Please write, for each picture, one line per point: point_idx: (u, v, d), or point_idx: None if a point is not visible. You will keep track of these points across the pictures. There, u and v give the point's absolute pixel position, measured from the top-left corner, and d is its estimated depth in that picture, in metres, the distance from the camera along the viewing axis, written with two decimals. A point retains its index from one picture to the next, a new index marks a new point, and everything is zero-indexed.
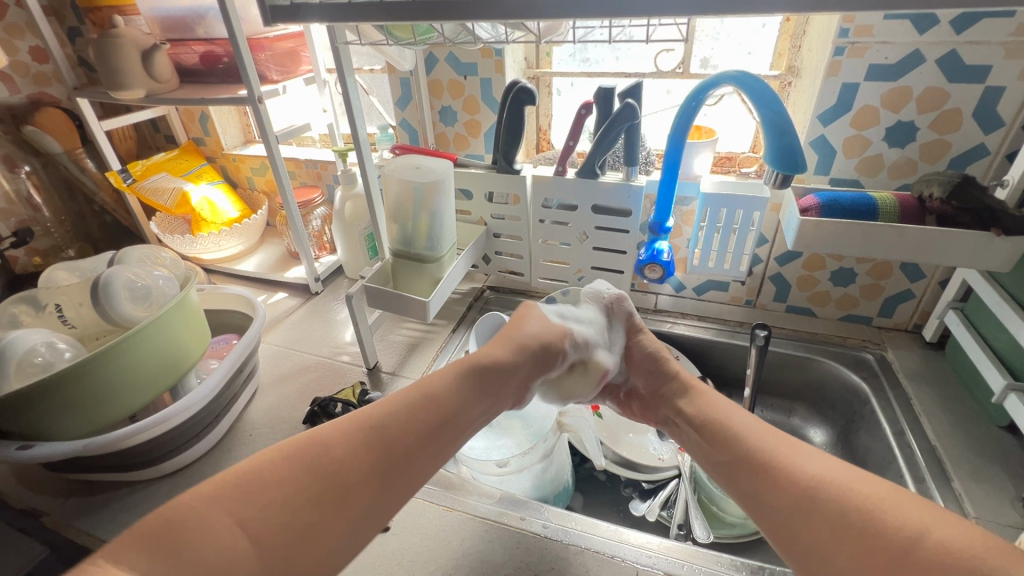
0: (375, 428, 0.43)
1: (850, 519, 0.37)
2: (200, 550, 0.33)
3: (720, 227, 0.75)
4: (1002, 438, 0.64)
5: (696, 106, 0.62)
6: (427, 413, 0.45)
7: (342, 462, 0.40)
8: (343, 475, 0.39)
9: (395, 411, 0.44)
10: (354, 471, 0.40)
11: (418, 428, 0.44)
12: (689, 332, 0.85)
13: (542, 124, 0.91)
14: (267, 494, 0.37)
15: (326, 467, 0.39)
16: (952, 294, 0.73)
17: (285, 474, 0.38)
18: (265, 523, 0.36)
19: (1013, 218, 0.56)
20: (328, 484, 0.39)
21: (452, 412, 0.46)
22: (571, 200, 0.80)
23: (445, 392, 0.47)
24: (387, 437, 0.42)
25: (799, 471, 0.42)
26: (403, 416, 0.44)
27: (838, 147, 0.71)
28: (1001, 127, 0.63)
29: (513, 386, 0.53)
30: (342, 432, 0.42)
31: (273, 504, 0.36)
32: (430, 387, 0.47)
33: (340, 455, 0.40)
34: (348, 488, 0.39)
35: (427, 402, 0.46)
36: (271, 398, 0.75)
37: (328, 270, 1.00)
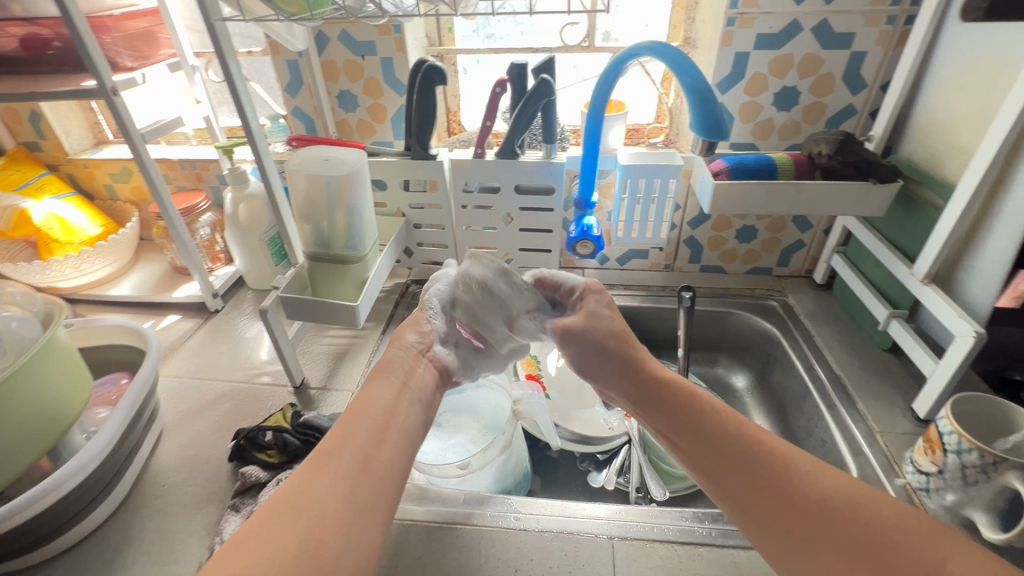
0: (331, 452, 0.39)
1: (870, 539, 0.36)
2: None
3: (640, 198, 0.77)
4: (887, 358, 0.74)
5: (614, 78, 0.62)
6: (380, 420, 0.42)
7: (312, 494, 0.37)
8: (321, 506, 0.36)
9: (347, 431, 0.41)
10: (328, 491, 0.37)
11: (376, 435, 0.41)
12: (618, 302, 0.87)
13: (450, 105, 0.87)
14: (250, 559, 0.32)
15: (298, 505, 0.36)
16: (835, 240, 0.82)
17: (259, 533, 0.34)
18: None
19: (885, 168, 0.65)
20: (309, 523, 0.35)
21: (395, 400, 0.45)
22: (493, 183, 0.78)
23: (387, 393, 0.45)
24: (345, 452, 0.39)
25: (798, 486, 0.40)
26: (359, 432, 0.41)
27: (735, 113, 0.76)
28: (865, 88, 0.72)
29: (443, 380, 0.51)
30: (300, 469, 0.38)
31: (264, 558, 0.33)
32: (373, 399, 0.44)
33: (311, 488, 0.37)
34: (324, 509, 0.36)
35: (377, 408, 0.43)
36: (183, 438, 0.65)
37: (227, 284, 0.88)
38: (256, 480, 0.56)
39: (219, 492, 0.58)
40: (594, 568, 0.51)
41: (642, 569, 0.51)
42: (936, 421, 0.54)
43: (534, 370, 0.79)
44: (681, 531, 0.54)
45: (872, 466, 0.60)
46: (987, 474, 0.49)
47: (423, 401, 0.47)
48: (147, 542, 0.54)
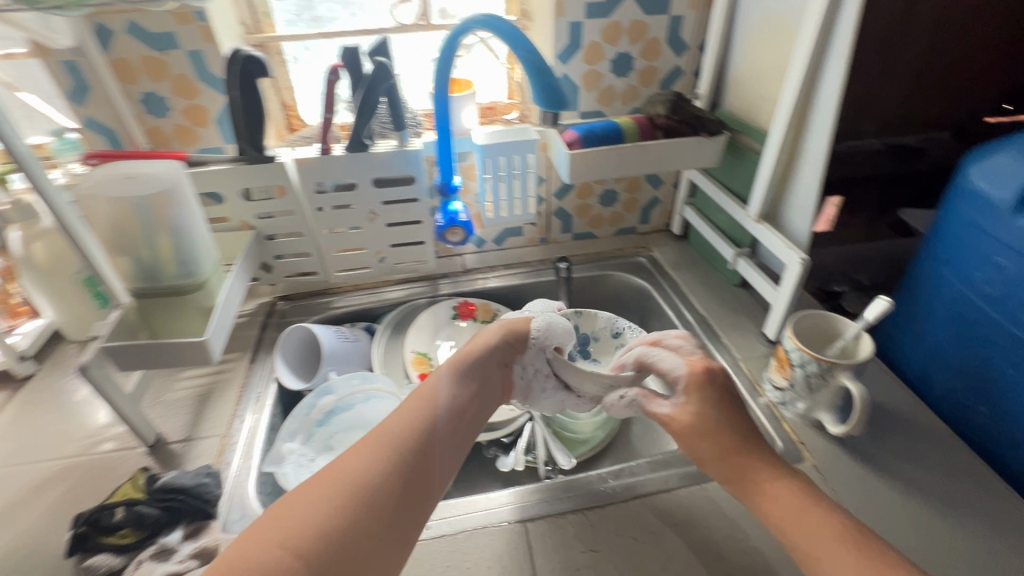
0: (387, 437, 0.45)
1: None
2: (232, 551, 0.35)
3: (503, 176, 0.77)
4: (740, 293, 0.83)
5: (452, 56, 0.60)
6: (427, 420, 0.48)
7: (360, 469, 0.42)
8: (369, 481, 0.41)
9: (402, 425, 0.47)
10: (381, 473, 0.42)
11: (427, 432, 0.47)
12: (502, 283, 0.87)
13: (285, 99, 0.78)
14: (298, 519, 0.37)
15: (349, 475, 0.41)
16: (684, 193, 0.89)
17: (305, 504, 0.39)
18: (299, 531, 0.37)
19: (713, 121, 0.71)
20: (354, 494, 0.40)
21: (446, 405, 0.50)
22: (347, 179, 0.72)
23: (441, 394, 0.51)
24: (397, 441, 0.45)
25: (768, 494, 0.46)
26: (409, 428, 0.47)
27: (579, 82, 0.78)
28: (687, 49, 0.77)
29: (493, 400, 0.57)
30: (354, 448, 0.44)
31: (306, 516, 0.38)
32: (431, 401, 0.50)
33: (366, 467, 0.42)
34: (374, 486, 0.41)
35: (432, 404, 0.50)
36: (6, 541, 0.53)
37: (38, 342, 0.72)
38: (109, 568, 0.49)
39: None
40: (512, 556, 0.51)
41: (558, 542, 0.51)
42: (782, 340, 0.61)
43: (424, 367, 0.76)
44: (589, 494, 0.55)
45: (740, 391, 0.67)
46: (824, 376, 0.57)
47: (472, 404, 0.53)
48: None
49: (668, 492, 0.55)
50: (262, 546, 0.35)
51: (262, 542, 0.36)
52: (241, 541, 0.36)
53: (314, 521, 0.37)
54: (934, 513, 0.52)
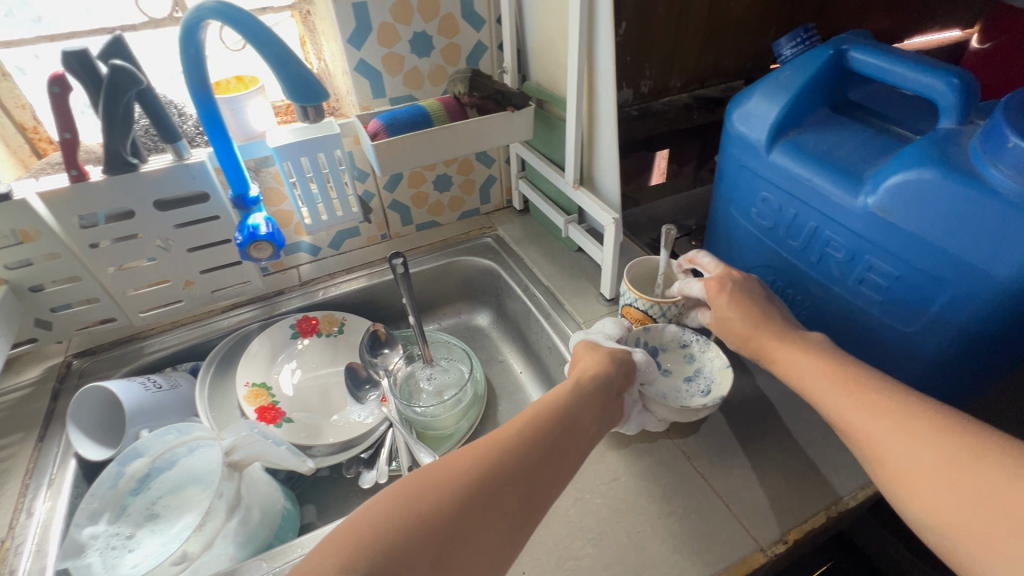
0: (518, 437, 0.41)
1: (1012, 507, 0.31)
2: (359, 517, 0.35)
3: (311, 176, 0.70)
4: (581, 257, 0.85)
5: (196, 53, 0.53)
6: (555, 420, 0.44)
7: (485, 457, 0.39)
8: (491, 468, 0.38)
9: (533, 422, 0.43)
10: (501, 471, 0.38)
11: (552, 441, 0.42)
12: (345, 290, 0.82)
13: (23, 119, 0.64)
14: (422, 504, 0.35)
15: (471, 460, 0.38)
16: (515, 168, 0.90)
17: (437, 485, 0.36)
18: (421, 520, 0.34)
19: (517, 95, 0.71)
20: (476, 486, 0.37)
21: (572, 411, 0.46)
22: (119, 206, 0.62)
23: (566, 398, 0.47)
24: (528, 439, 0.41)
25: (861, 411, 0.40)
26: (540, 426, 0.43)
27: (380, 67, 0.73)
28: (485, 23, 0.76)
29: (620, 410, 0.52)
30: (480, 439, 0.40)
31: (430, 501, 0.35)
32: (557, 402, 0.46)
33: (488, 460, 0.38)
34: (494, 482, 0.37)
35: (559, 414, 0.45)
36: None
37: None
38: None
39: None
40: None
41: None
42: (629, 301, 0.64)
43: (266, 401, 0.69)
44: None
45: None
46: (681, 311, 0.63)
47: (593, 424, 0.47)
48: None
49: None
50: (389, 520, 0.34)
51: (384, 516, 0.34)
52: (371, 505, 0.35)
53: (433, 510, 0.35)
54: (752, 427, 0.58)
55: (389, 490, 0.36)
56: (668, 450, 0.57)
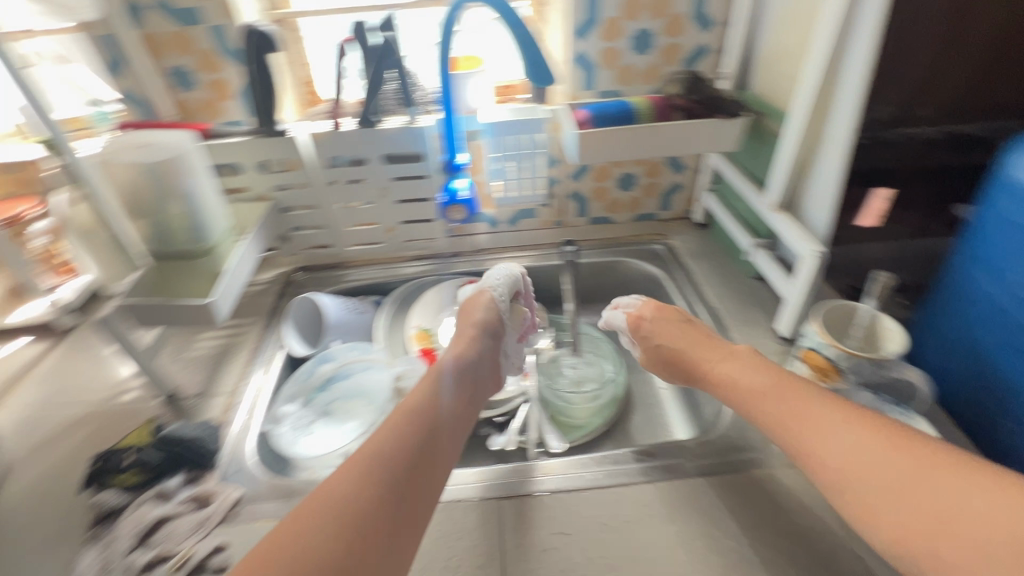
0: (344, 479, 0.43)
1: (933, 517, 0.37)
2: (263, 549, 0.38)
3: (511, 155, 0.77)
4: (759, 286, 0.78)
5: (450, 33, 0.60)
6: (414, 433, 0.48)
7: (340, 498, 0.41)
8: (343, 505, 0.41)
9: (371, 446, 0.46)
10: (368, 498, 0.42)
11: (414, 455, 0.47)
12: (513, 264, 0.87)
13: (305, 75, 0.79)
14: (312, 534, 0.39)
15: (327, 498, 0.41)
16: (706, 179, 0.85)
17: (305, 529, 0.39)
18: (315, 547, 0.38)
19: (730, 103, 0.68)
20: (352, 520, 0.40)
21: (438, 415, 0.51)
22: (358, 154, 0.73)
23: (431, 394, 0.53)
24: (376, 459, 0.45)
25: (842, 446, 0.43)
26: (387, 446, 0.46)
27: (597, 60, 0.75)
28: (714, 26, 0.73)
29: (493, 382, 0.63)
30: (355, 471, 0.44)
31: (307, 534, 0.39)
32: (405, 404, 0.51)
33: (362, 484, 0.43)
34: (360, 514, 0.41)
35: (422, 417, 0.50)
36: (30, 475, 0.58)
37: (80, 298, 0.80)
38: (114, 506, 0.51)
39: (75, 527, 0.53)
40: (483, 531, 0.51)
41: (531, 523, 0.51)
42: (812, 345, 0.58)
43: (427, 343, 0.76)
44: (569, 479, 0.55)
45: None
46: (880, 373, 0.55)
47: (448, 440, 0.51)
48: None
49: (648, 484, 0.55)
50: (302, 545, 0.38)
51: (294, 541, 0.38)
52: (264, 543, 0.38)
53: (329, 540, 0.38)
54: None
55: (275, 532, 0.39)
56: (821, 519, 0.51)
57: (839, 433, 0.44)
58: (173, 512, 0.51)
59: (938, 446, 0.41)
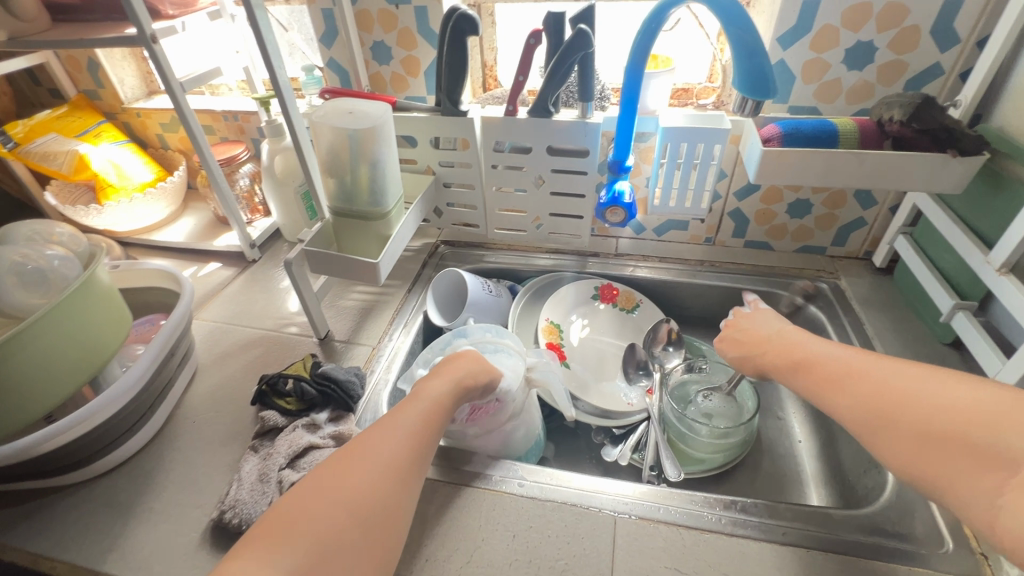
0: (322, 505, 0.38)
1: (950, 442, 0.36)
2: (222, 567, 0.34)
3: (681, 163, 0.72)
4: (946, 354, 0.67)
5: (656, 28, 0.58)
6: (388, 470, 0.42)
7: (313, 525, 0.37)
8: (312, 533, 0.37)
9: (351, 466, 0.41)
10: (336, 537, 0.37)
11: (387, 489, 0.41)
12: (652, 275, 0.84)
13: (487, 59, 0.82)
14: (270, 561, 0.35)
15: (299, 524, 0.37)
16: (902, 220, 0.74)
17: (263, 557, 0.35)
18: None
19: (970, 138, 0.56)
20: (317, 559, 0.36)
21: (399, 460, 0.43)
22: (525, 142, 0.75)
23: (401, 434, 0.45)
24: (354, 488, 0.40)
25: (872, 383, 0.43)
26: (362, 473, 0.41)
27: (797, 72, 0.68)
28: (957, 44, 0.62)
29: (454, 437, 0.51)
30: (322, 498, 0.39)
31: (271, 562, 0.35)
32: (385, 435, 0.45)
33: (336, 519, 0.38)
34: (325, 547, 0.36)
35: (398, 456, 0.43)
36: (213, 379, 0.69)
37: (264, 236, 0.91)
38: (274, 425, 0.59)
39: (242, 432, 0.61)
40: (592, 541, 0.50)
41: (644, 549, 0.49)
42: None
43: (555, 339, 0.78)
44: (689, 515, 0.52)
45: None
46: None
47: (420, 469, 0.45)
48: (176, 476, 0.57)
49: (781, 545, 0.49)
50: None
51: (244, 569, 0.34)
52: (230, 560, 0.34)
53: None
54: None
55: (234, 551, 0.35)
56: None
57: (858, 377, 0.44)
58: (318, 443, 0.57)
59: (961, 375, 0.40)
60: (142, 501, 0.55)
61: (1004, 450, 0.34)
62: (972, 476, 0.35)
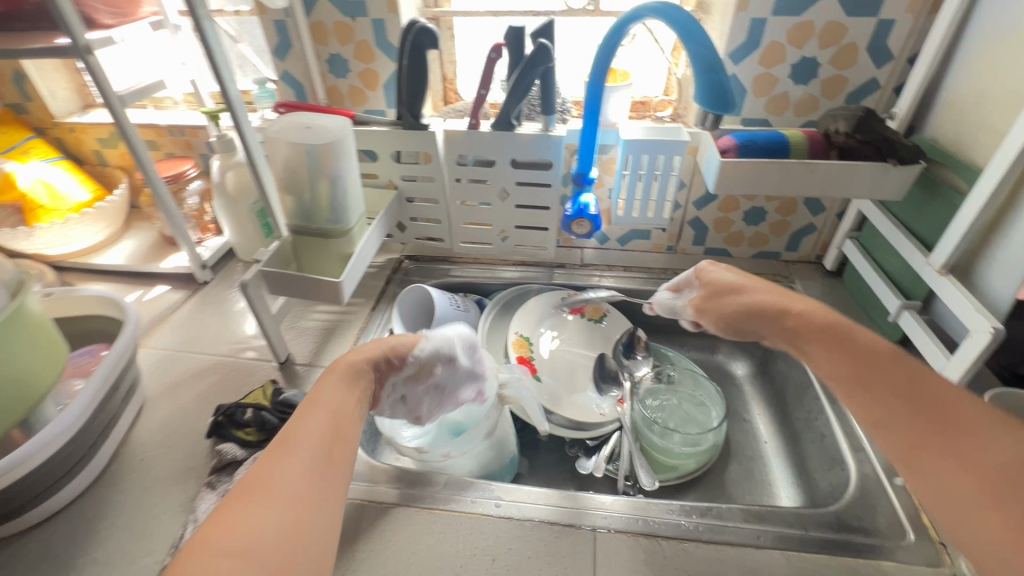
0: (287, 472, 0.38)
1: (916, 412, 0.41)
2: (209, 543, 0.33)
3: (642, 174, 0.74)
4: None
5: (615, 44, 0.59)
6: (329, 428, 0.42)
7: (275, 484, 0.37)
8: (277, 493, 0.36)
9: (296, 431, 0.41)
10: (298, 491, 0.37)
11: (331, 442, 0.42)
12: (617, 284, 0.85)
13: (447, 72, 0.81)
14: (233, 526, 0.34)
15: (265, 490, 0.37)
16: (849, 225, 0.78)
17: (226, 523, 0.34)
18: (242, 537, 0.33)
19: (907, 148, 0.60)
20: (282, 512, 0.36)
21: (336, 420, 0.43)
22: (488, 155, 0.74)
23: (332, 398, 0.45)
24: (299, 447, 0.40)
25: (845, 354, 0.47)
26: (308, 431, 0.41)
27: (748, 86, 0.71)
28: (891, 61, 0.66)
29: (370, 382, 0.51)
30: (275, 463, 0.38)
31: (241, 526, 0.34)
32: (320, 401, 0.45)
33: (296, 477, 0.38)
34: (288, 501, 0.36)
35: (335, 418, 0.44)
36: (163, 411, 0.64)
37: (216, 255, 0.87)
38: (232, 458, 0.55)
39: (197, 468, 0.57)
40: (573, 559, 0.49)
41: (624, 563, 0.49)
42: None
43: (526, 353, 0.77)
44: (667, 525, 0.52)
45: (873, 464, 0.58)
46: None
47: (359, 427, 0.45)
48: (122, 521, 0.53)
49: (756, 549, 0.50)
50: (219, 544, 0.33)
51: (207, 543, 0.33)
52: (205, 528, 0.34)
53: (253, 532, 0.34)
54: None
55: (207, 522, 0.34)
56: None
57: (937, 403, 0.41)
58: None
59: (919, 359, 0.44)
60: (83, 552, 0.50)
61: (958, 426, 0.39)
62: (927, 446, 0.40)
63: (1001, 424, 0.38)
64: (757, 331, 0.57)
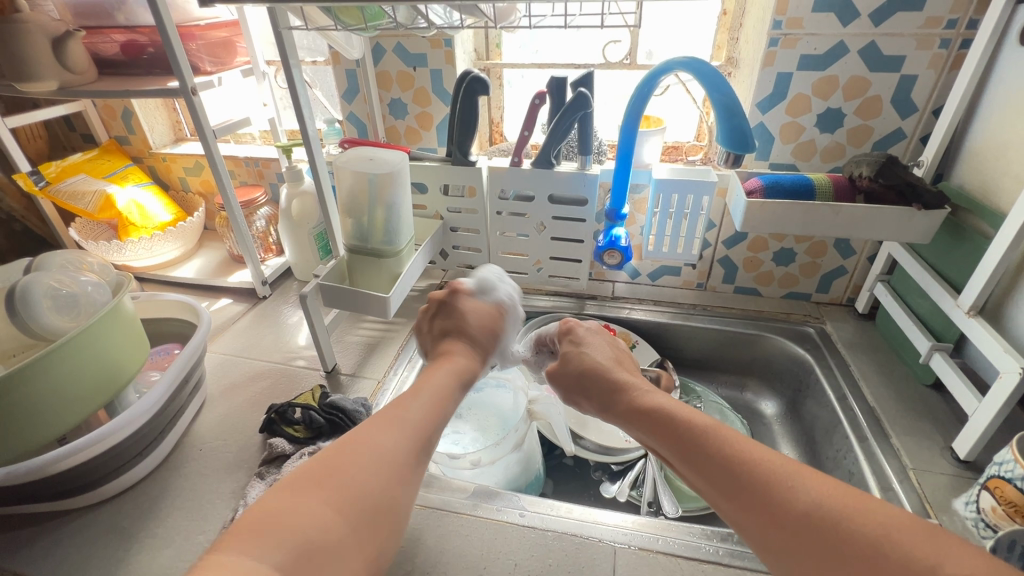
0: (391, 441, 0.42)
1: (739, 476, 0.40)
2: (316, 489, 0.37)
3: (672, 213, 0.78)
4: (928, 394, 0.70)
5: (647, 94, 0.65)
6: (432, 407, 0.47)
7: (380, 444, 0.42)
8: (384, 455, 0.41)
9: (406, 403, 0.46)
10: (400, 458, 0.42)
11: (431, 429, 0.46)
12: (646, 317, 0.87)
13: (494, 116, 0.90)
14: (338, 481, 0.38)
15: (370, 452, 0.41)
16: (880, 268, 0.79)
17: (342, 468, 0.39)
18: (352, 494, 0.38)
19: (931, 193, 0.62)
20: (388, 472, 0.40)
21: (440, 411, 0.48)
22: (528, 191, 0.81)
23: (442, 383, 0.51)
24: (411, 420, 0.45)
25: (675, 422, 0.47)
26: (415, 406, 0.46)
27: (776, 134, 0.75)
28: (915, 112, 0.70)
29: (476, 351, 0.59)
30: (383, 433, 0.43)
31: (349, 480, 0.38)
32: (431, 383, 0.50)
33: (399, 453, 0.42)
34: (392, 462, 0.41)
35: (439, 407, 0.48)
36: (221, 408, 0.70)
37: (276, 273, 0.96)
38: (282, 451, 0.60)
39: (248, 461, 0.62)
40: (593, 570, 0.51)
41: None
42: (1003, 473, 0.50)
43: None
44: (687, 546, 0.53)
45: (903, 504, 0.57)
46: None
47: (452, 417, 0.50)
48: (181, 501, 0.58)
49: None
50: (317, 501, 0.36)
51: (301, 495, 0.36)
52: (304, 481, 0.38)
53: (357, 487, 0.38)
54: None
55: (306, 473, 0.38)
56: None
57: (758, 474, 0.40)
58: None
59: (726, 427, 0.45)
60: (145, 528, 0.55)
61: (790, 490, 0.38)
62: (748, 514, 0.39)
63: (806, 476, 0.39)
64: (591, 407, 0.58)
